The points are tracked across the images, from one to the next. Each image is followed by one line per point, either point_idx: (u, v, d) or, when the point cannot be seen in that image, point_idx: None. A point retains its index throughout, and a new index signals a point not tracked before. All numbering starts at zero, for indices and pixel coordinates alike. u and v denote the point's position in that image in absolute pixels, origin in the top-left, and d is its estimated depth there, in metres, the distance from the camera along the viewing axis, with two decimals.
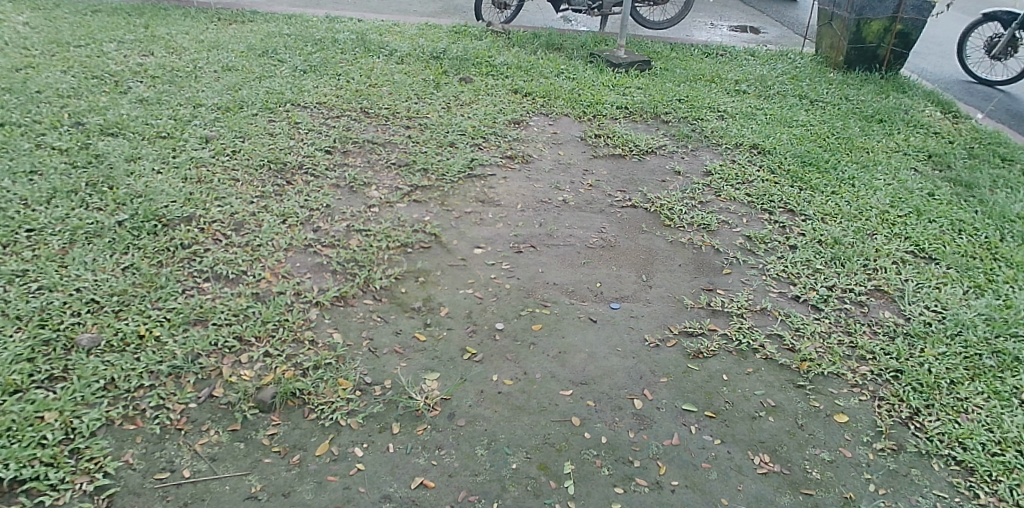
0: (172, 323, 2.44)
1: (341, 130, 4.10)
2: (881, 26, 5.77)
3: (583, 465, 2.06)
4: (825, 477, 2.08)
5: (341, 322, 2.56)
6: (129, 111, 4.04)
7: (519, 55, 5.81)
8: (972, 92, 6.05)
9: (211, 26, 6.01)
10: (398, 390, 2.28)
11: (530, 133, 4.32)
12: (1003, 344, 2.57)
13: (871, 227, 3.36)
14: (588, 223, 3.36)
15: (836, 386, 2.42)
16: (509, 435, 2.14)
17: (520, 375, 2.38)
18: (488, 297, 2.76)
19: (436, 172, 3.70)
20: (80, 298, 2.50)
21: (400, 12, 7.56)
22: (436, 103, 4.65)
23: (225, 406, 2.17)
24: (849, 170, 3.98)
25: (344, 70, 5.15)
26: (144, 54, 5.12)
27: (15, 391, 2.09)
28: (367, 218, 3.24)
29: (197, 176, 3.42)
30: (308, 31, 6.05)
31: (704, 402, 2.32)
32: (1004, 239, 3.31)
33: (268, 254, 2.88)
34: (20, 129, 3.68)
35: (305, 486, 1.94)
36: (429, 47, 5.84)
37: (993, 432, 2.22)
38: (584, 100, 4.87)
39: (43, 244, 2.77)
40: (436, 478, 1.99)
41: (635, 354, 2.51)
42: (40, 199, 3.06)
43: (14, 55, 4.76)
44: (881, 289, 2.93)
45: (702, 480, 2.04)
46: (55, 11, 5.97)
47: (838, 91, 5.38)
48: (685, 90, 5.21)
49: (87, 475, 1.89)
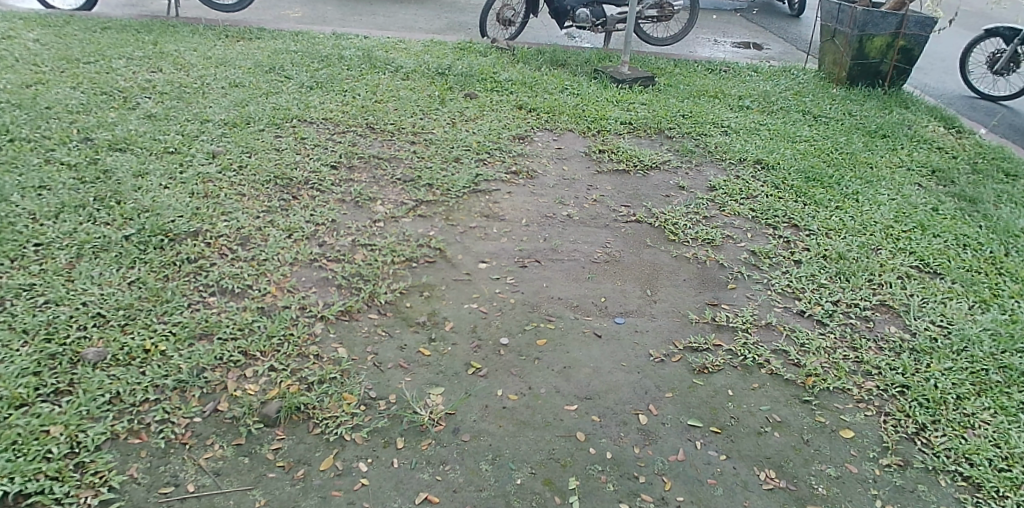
0: (178, 337, 2.44)
1: (347, 146, 4.13)
2: (884, 42, 5.79)
3: (587, 480, 2.06)
4: (831, 492, 2.07)
5: (346, 336, 2.57)
6: (137, 127, 4.08)
7: (523, 71, 5.85)
8: (975, 107, 6.06)
9: (219, 42, 6.07)
10: (403, 405, 2.28)
11: (534, 149, 4.35)
12: (1009, 359, 2.56)
13: (876, 242, 3.36)
14: (593, 238, 3.36)
15: (841, 401, 2.41)
16: (514, 451, 2.14)
17: (525, 390, 2.38)
18: (492, 312, 2.76)
19: (441, 187, 3.72)
20: (86, 312, 2.51)
21: (405, 29, 7.63)
22: (441, 118, 4.68)
23: (230, 420, 2.17)
24: (853, 185, 3.99)
25: (351, 87, 5.19)
26: (152, 71, 5.17)
27: (21, 405, 2.10)
28: (372, 232, 3.25)
29: (203, 191, 3.44)
30: (314, 48, 6.11)
31: (709, 418, 2.31)
32: (1009, 254, 3.31)
33: (274, 268, 2.89)
34: (29, 145, 3.71)
35: (309, 501, 1.93)
36: (434, 63, 5.88)
37: (1000, 447, 2.20)
38: (588, 115, 4.90)
39: (51, 258, 2.79)
40: (441, 493, 1.98)
41: (640, 369, 2.51)
42: (48, 214, 3.08)
43: (24, 71, 4.82)
44: (886, 304, 2.92)
45: (709, 496, 2.03)
46: (65, 28, 6.03)
47: (841, 106, 5.40)
48: (688, 106, 5.24)
49: (92, 490, 1.89)
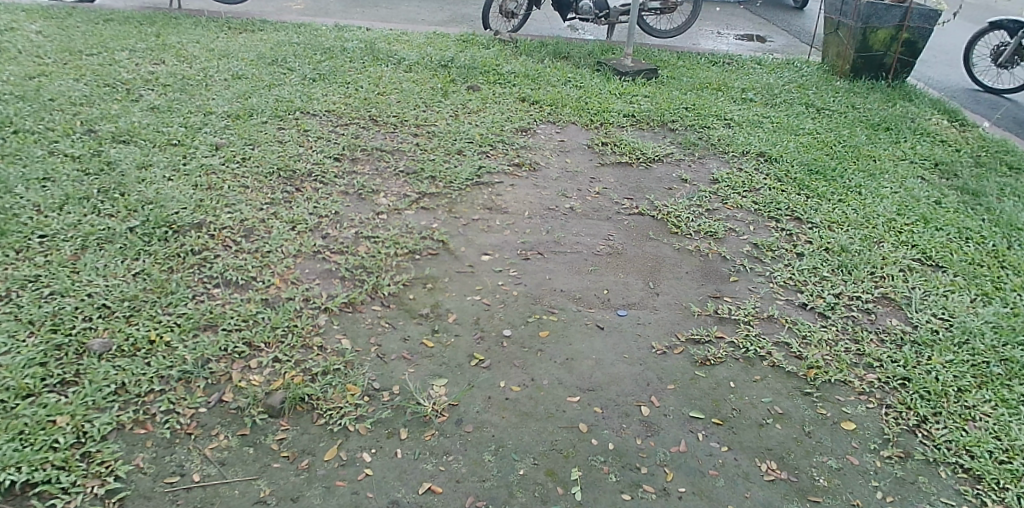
0: (183, 328, 2.46)
1: (350, 138, 4.13)
2: (887, 35, 5.77)
3: (589, 471, 2.07)
4: (832, 484, 2.08)
5: (350, 327, 2.58)
6: (140, 119, 4.08)
7: (526, 63, 5.84)
8: (978, 100, 6.04)
9: (221, 34, 6.06)
10: (406, 396, 2.29)
11: (537, 141, 4.35)
12: (1011, 352, 2.57)
13: (878, 235, 3.36)
14: (595, 231, 3.37)
15: (843, 394, 2.42)
16: (517, 442, 2.15)
17: (527, 382, 2.39)
18: (495, 304, 2.77)
19: (444, 180, 3.72)
20: (91, 303, 2.52)
21: (407, 21, 7.60)
22: (444, 111, 4.68)
23: (235, 411, 2.19)
24: (856, 178, 3.98)
25: (353, 79, 5.18)
26: (155, 63, 5.17)
27: (28, 395, 2.12)
28: (375, 225, 3.26)
29: (207, 183, 3.45)
30: (317, 40, 6.10)
31: (711, 409, 2.32)
32: (1012, 247, 3.30)
33: (277, 260, 2.90)
34: (33, 136, 3.72)
35: (313, 491, 1.95)
36: (437, 55, 5.87)
37: (1000, 440, 2.21)
38: (591, 108, 4.90)
39: (56, 250, 2.80)
40: (444, 484, 2.00)
41: (642, 361, 2.52)
42: (52, 206, 3.09)
43: (28, 63, 4.82)
44: (888, 297, 2.92)
45: (710, 487, 2.04)
46: (68, 20, 6.03)
47: (845, 99, 5.39)
48: (691, 98, 5.23)
49: (98, 479, 1.91)
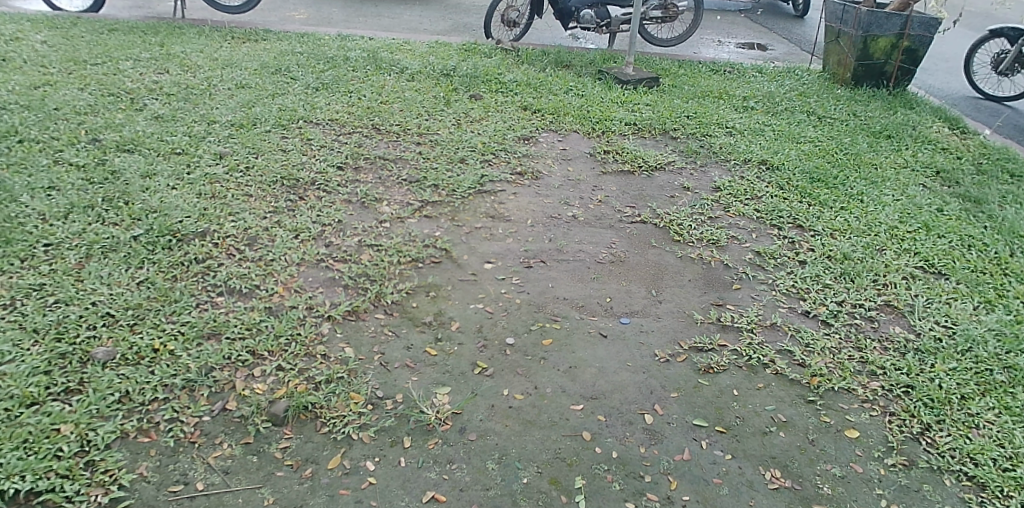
0: (186, 337, 2.46)
1: (353, 147, 4.15)
2: (888, 43, 5.78)
3: (593, 479, 2.07)
4: (836, 492, 2.07)
5: (353, 336, 2.59)
6: (144, 128, 4.10)
7: (528, 72, 5.87)
8: (979, 107, 6.06)
9: (224, 44, 6.10)
10: (409, 404, 2.30)
11: (540, 149, 4.36)
12: (1015, 359, 2.56)
13: (881, 243, 3.37)
14: (598, 239, 3.37)
15: (846, 402, 2.41)
16: (520, 450, 2.15)
17: (531, 390, 2.39)
18: (498, 312, 2.78)
19: (447, 188, 3.74)
20: (95, 311, 2.53)
21: (410, 31, 7.65)
22: (446, 119, 4.70)
23: (238, 419, 2.19)
24: (857, 185, 3.99)
25: (356, 88, 5.20)
26: (159, 72, 5.20)
27: (32, 404, 2.12)
28: (378, 233, 3.27)
29: (210, 192, 3.46)
30: (319, 49, 6.13)
31: (715, 417, 2.32)
32: (1014, 254, 3.30)
33: (280, 268, 2.91)
34: (38, 145, 3.74)
35: (317, 499, 1.95)
36: (438, 64, 5.90)
37: (1004, 447, 2.21)
38: (593, 116, 4.92)
39: (61, 258, 2.82)
40: (447, 492, 2.00)
41: (645, 369, 2.52)
42: (57, 214, 3.11)
43: (33, 73, 4.84)
44: (891, 304, 2.93)
45: (713, 495, 2.04)
46: (72, 30, 6.07)
47: (846, 107, 5.41)
48: (693, 106, 5.26)
49: (102, 488, 1.91)
